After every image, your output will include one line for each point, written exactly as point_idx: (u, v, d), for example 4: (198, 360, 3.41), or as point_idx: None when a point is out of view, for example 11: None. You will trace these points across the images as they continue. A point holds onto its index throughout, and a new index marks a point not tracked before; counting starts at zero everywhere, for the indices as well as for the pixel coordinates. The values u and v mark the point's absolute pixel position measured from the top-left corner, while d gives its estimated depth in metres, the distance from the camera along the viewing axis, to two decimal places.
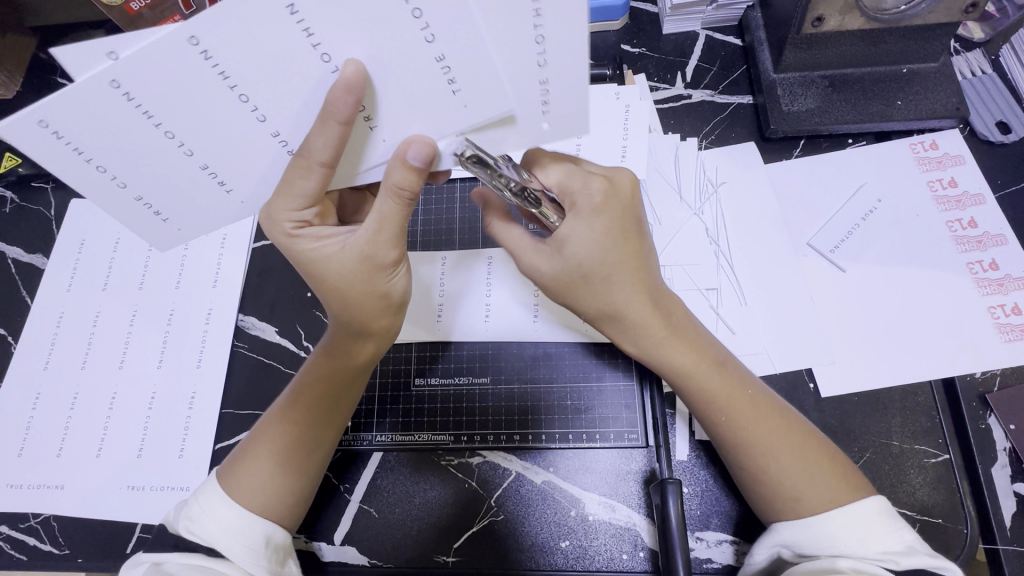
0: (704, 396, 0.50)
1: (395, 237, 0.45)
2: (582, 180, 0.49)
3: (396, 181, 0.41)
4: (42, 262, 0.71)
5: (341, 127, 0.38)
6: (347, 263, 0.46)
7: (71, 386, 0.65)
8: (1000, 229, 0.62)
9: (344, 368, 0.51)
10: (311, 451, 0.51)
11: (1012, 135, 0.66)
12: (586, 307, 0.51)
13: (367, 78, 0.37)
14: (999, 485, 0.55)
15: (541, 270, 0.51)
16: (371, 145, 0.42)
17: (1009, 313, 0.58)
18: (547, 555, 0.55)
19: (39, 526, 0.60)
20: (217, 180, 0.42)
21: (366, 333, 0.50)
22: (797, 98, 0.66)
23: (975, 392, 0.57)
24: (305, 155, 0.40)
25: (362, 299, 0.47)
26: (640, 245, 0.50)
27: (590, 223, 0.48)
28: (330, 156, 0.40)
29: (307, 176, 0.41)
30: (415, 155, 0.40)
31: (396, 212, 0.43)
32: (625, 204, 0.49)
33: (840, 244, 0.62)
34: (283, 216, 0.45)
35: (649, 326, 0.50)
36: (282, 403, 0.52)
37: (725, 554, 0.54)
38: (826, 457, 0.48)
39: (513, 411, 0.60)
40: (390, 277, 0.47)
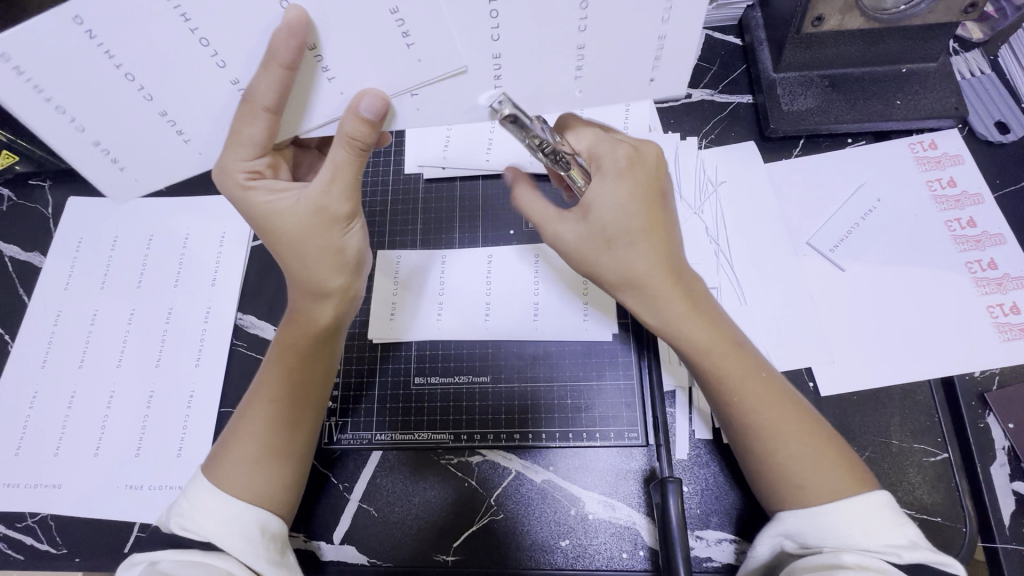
0: (719, 376, 0.50)
1: (349, 192, 0.47)
2: (608, 145, 0.51)
3: (349, 132, 0.43)
4: (39, 261, 0.70)
5: (283, 71, 0.39)
6: (301, 216, 0.47)
7: (68, 385, 0.64)
8: (999, 228, 0.62)
9: (306, 331, 0.53)
10: (291, 425, 0.51)
11: (1011, 135, 0.66)
12: (607, 277, 0.51)
13: (311, 25, 0.38)
14: (998, 484, 0.55)
15: (563, 236, 0.52)
16: (315, 90, 0.42)
17: (1008, 313, 0.59)
18: (547, 555, 0.55)
19: (35, 526, 0.60)
20: (176, 129, 0.44)
21: (320, 293, 0.51)
22: (797, 98, 0.66)
23: (973, 391, 0.57)
24: (249, 100, 0.41)
25: (316, 256, 0.48)
26: (665, 212, 0.51)
27: (615, 186, 0.49)
28: (272, 100, 0.40)
29: (252, 121, 0.42)
30: (368, 107, 0.42)
31: (348, 162, 0.45)
32: (649, 172, 0.50)
33: (840, 243, 0.63)
34: (234, 168, 0.45)
35: (667, 299, 0.50)
36: (266, 376, 0.53)
37: (725, 553, 0.54)
38: (820, 434, 0.48)
39: (513, 410, 0.60)
40: (344, 232, 0.48)
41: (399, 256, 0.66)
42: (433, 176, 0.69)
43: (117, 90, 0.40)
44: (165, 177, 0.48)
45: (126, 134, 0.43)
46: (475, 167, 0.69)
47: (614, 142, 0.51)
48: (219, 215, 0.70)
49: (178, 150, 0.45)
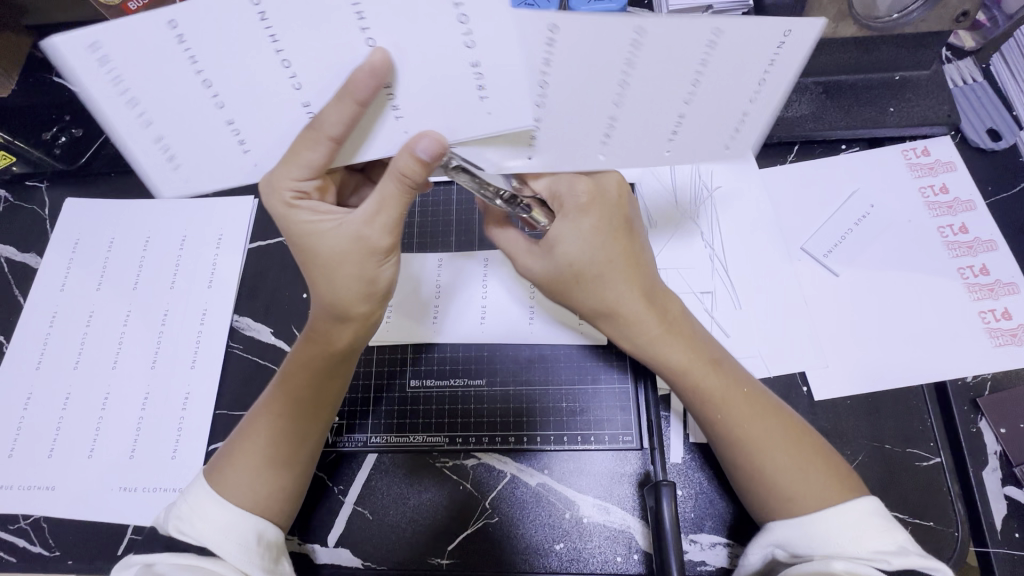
0: (703, 397, 0.50)
1: (391, 224, 0.45)
2: (568, 181, 0.50)
3: (402, 168, 0.42)
4: (35, 261, 0.70)
5: (355, 106, 0.38)
6: (342, 243, 0.46)
7: (63, 387, 0.64)
8: (990, 235, 0.62)
9: (326, 352, 0.50)
10: (299, 443, 0.51)
11: (1002, 142, 0.66)
12: (585, 307, 0.53)
13: (392, 66, 0.37)
14: (989, 488, 0.55)
15: (536, 271, 0.54)
16: (381, 124, 0.41)
17: (999, 318, 0.59)
18: (541, 558, 0.55)
19: (29, 527, 0.59)
20: (237, 138, 0.41)
21: (346, 319, 0.49)
22: (792, 104, 0.67)
23: (965, 395, 0.58)
24: (315, 127, 0.40)
25: (349, 282, 0.47)
26: (630, 241, 0.52)
27: (577, 223, 0.50)
28: (340, 129, 0.39)
29: (313, 147, 0.41)
30: (424, 149, 0.40)
31: (396, 195, 0.44)
32: (613, 203, 0.51)
33: (834, 248, 0.63)
34: (284, 184, 0.44)
35: (642, 324, 0.51)
36: (274, 389, 0.52)
37: (718, 556, 0.54)
38: (804, 443, 0.49)
39: (509, 414, 0.60)
40: (381, 264, 0.47)
41: None
42: (430, 178, 0.69)
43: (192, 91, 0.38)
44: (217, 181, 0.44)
45: (185, 131, 0.40)
46: None
47: (573, 176, 0.50)
48: (217, 218, 0.70)
49: (237, 159, 0.43)
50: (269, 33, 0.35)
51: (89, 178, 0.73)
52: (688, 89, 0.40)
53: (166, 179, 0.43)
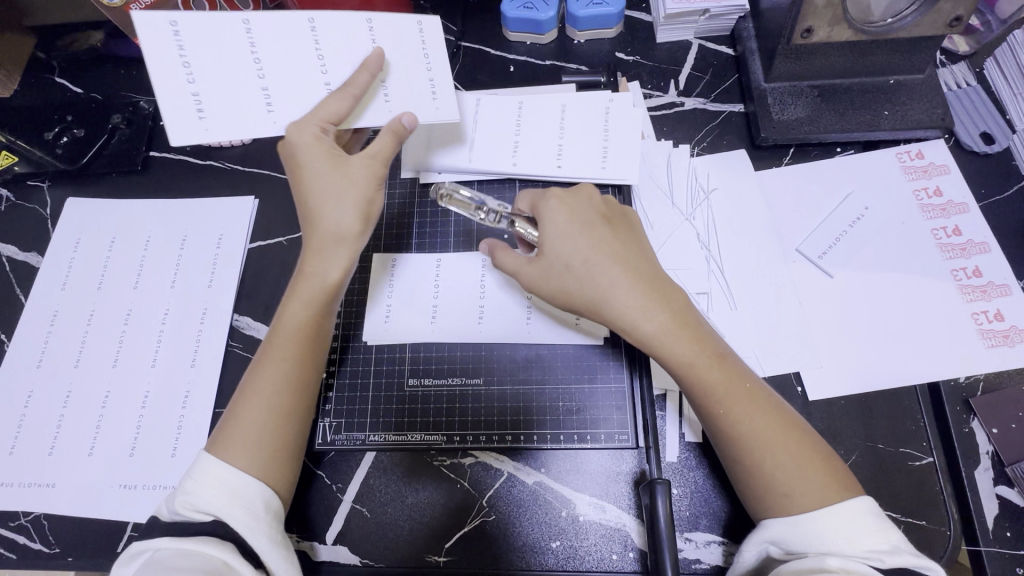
0: (705, 391, 0.50)
1: (388, 155, 0.53)
2: (542, 193, 0.58)
3: (403, 121, 0.54)
4: (36, 261, 0.71)
5: (369, 77, 0.52)
6: (345, 171, 0.52)
7: (64, 385, 0.65)
8: (983, 237, 0.63)
9: (319, 297, 0.53)
10: (298, 392, 0.51)
11: (995, 145, 0.67)
12: (580, 302, 0.53)
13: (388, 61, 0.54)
14: (982, 488, 0.56)
15: (532, 277, 0.55)
16: (377, 102, 0.55)
17: (991, 319, 0.60)
18: (537, 556, 0.56)
19: (29, 525, 0.60)
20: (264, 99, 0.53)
21: (341, 246, 0.53)
22: (787, 107, 0.67)
23: (958, 396, 0.58)
24: (346, 86, 0.52)
25: (349, 202, 0.52)
26: (615, 232, 0.55)
27: (561, 223, 0.55)
28: (360, 89, 0.52)
29: (342, 100, 0.52)
30: (415, 118, 0.54)
31: (391, 148, 0.54)
32: (586, 205, 0.57)
33: (829, 250, 0.64)
34: (310, 123, 0.51)
35: (644, 311, 0.51)
36: (270, 345, 0.53)
37: (713, 555, 0.54)
38: (803, 440, 0.49)
39: (506, 412, 0.61)
40: (375, 200, 0.53)
41: (394, 257, 0.67)
42: (428, 180, 0.70)
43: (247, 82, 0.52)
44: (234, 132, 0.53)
45: (224, 93, 0.52)
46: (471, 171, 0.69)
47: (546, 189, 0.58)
48: (217, 218, 0.71)
49: (261, 121, 0.53)
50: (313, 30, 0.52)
51: (90, 178, 0.74)
52: None
53: (188, 129, 0.52)
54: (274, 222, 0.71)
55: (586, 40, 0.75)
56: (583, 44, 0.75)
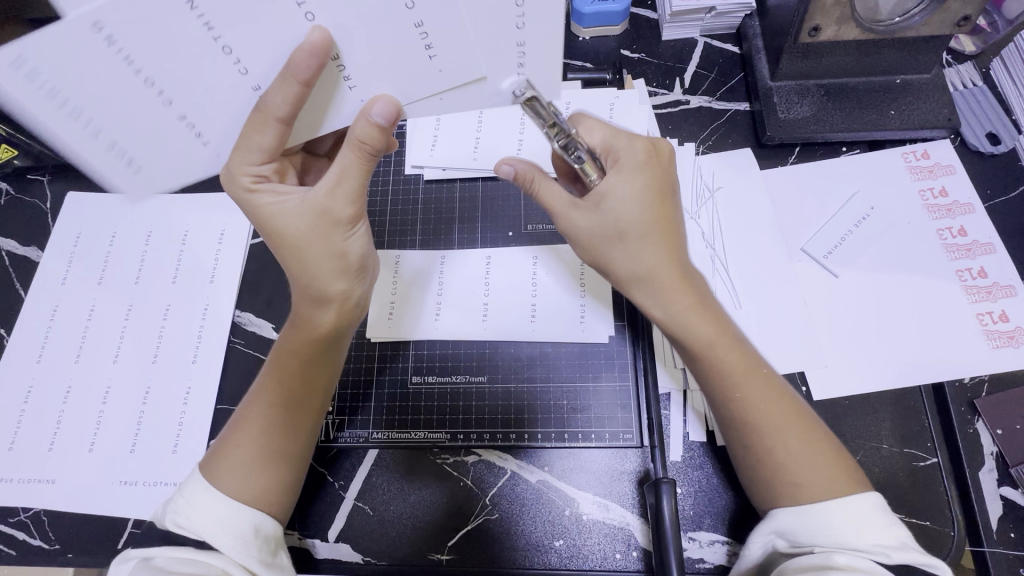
0: (723, 372, 0.50)
1: (354, 193, 0.46)
2: (626, 142, 0.52)
3: (359, 136, 0.43)
4: (36, 255, 0.70)
5: (299, 86, 0.39)
6: (304, 219, 0.47)
7: (64, 380, 0.64)
8: (989, 238, 0.63)
9: (311, 336, 0.52)
10: (287, 421, 0.51)
11: (1001, 146, 0.67)
12: (617, 267, 0.51)
13: (333, 44, 0.39)
14: (986, 489, 0.56)
15: (577, 224, 0.52)
16: (338, 100, 0.43)
17: (996, 320, 0.60)
18: (540, 555, 0.55)
19: (29, 521, 0.59)
20: (193, 133, 0.43)
21: (323, 299, 0.50)
22: (794, 106, 0.67)
23: (963, 397, 0.58)
24: (261, 109, 0.41)
25: (320, 262, 0.48)
26: (670, 210, 0.52)
27: (630, 179, 0.50)
28: (285, 111, 0.41)
29: (263, 130, 0.42)
30: (380, 112, 0.42)
31: (353, 167, 0.45)
32: (659, 168, 0.52)
33: (834, 249, 0.63)
34: (243, 170, 0.46)
35: (674, 293, 0.51)
36: (266, 372, 0.53)
37: (717, 554, 0.54)
38: (816, 436, 0.49)
39: (510, 411, 0.60)
40: (347, 235, 0.48)
41: (397, 254, 0.66)
42: (433, 176, 0.70)
43: (151, 110, 0.41)
44: (183, 177, 0.46)
45: (145, 136, 0.42)
46: (475, 168, 0.69)
47: (630, 137, 0.53)
48: (218, 212, 0.70)
49: (195, 151, 0.44)
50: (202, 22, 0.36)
51: None
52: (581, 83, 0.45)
53: (131, 183, 0.45)
54: None
55: (591, 36, 0.75)
56: (589, 40, 0.75)
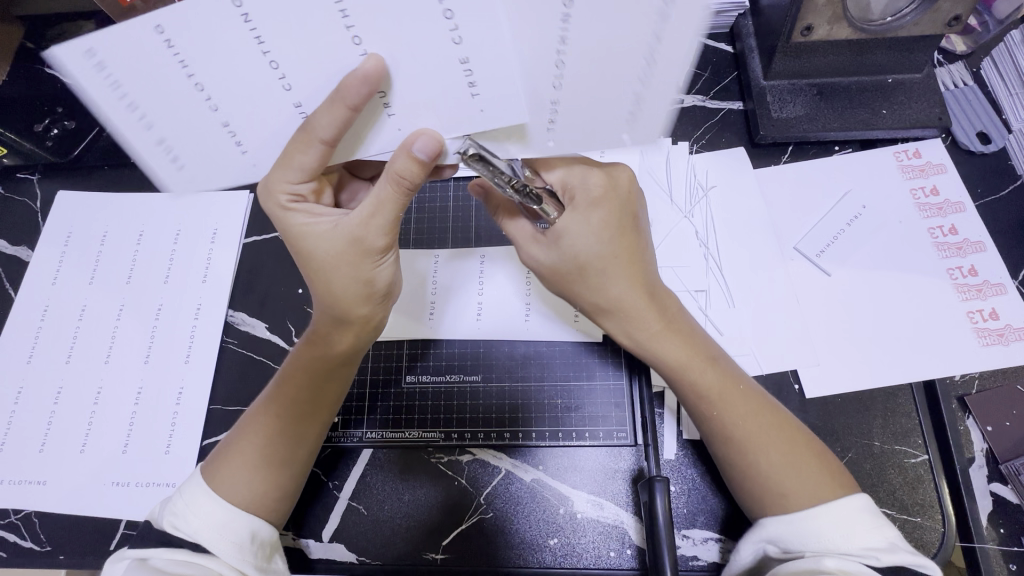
0: (698, 390, 0.51)
1: (387, 223, 0.45)
2: (582, 174, 0.52)
3: (398, 169, 0.42)
4: (27, 255, 0.70)
5: (347, 112, 0.38)
6: (336, 243, 0.46)
7: (55, 381, 0.64)
8: (979, 237, 0.63)
9: (329, 360, 0.51)
10: (296, 442, 0.51)
11: (992, 144, 0.68)
12: (582, 299, 0.53)
13: (386, 73, 0.38)
14: (976, 485, 0.56)
15: (540, 260, 0.54)
16: (377, 127, 0.42)
17: (987, 318, 0.60)
18: (535, 553, 0.56)
19: (20, 522, 0.59)
20: (234, 140, 0.42)
21: (345, 321, 0.49)
22: (786, 105, 0.67)
23: (953, 394, 0.59)
24: (306, 129, 0.41)
25: (346, 287, 0.47)
26: (637, 236, 0.53)
27: (587, 217, 0.51)
28: (330, 133, 0.40)
29: (306, 150, 0.42)
30: (421, 147, 0.41)
31: (392, 198, 0.44)
32: (620, 198, 0.52)
33: (827, 247, 0.64)
34: (279, 187, 0.45)
35: (642, 319, 0.52)
36: (268, 395, 0.52)
37: (711, 552, 0.55)
38: (797, 439, 0.49)
39: (504, 410, 0.60)
40: (377, 263, 0.47)
41: None
42: None
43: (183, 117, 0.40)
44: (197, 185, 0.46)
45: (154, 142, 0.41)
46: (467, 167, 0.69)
47: (587, 169, 0.52)
48: (211, 212, 0.70)
49: (232, 161, 0.43)
50: (245, 20, 0.34)
51: (82, 171, 0.73)
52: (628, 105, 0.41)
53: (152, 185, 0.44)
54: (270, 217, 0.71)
55: None
56: None
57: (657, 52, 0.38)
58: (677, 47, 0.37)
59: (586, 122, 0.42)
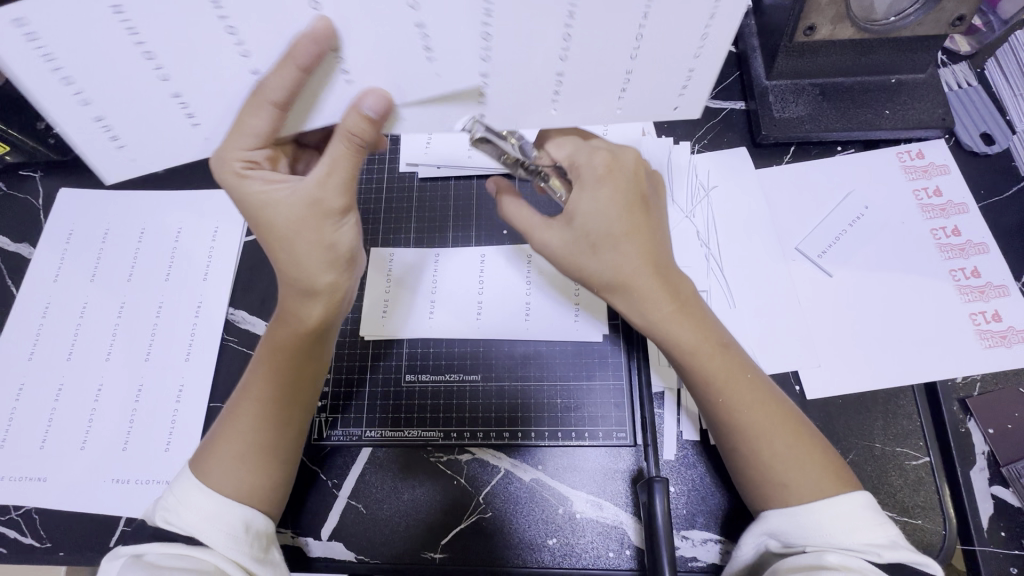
0: (705, 375, 0.50)
1: (345, 183, 0.45)
2: (587, 153, 0.52)
3: (348, 128, 0.42)
4: (29, 252, 0.70)
5: (298, 73, 0.39)
6: (294, 209, 0.45)
7: (56, 377, 0.64)
8: (982, 238, 0.63)
9: (297, 332, 0.50)
10: (278, 424, 0.51)
11: (995, 146, 0.67)
12: (594, 279, 0.51)
13: (335, 35, 0.39)
14: (978, 488, 0.56)
15: (550, 241, 0.52)
16: (328, 91, 0.42)
17: (989, 320, 0.60)
18: (534, 553, 0.55)
19: (20, 519, 0.59)
20: (186, 112, 0.43)
21: (308, 290, 0.48)
22: (789, 105, 0.67)
23: (955, 396, 0.58)
24: (259, 92, 0.40)
25: (309, 255, 0.46)
26: (647, 216, 0.51)
27: (595, 193, 0.50)
28: (282, 95, 0.40)
29: (259, 114, 0.41)
30: (371, 106, 0.41)
31: (344, 158, 0.44)
32: (627, 177, 0.51)
33: (828, 249, 0.64)
34: (233, 155, 0.44)
35: (654, 301, 0.50)
36: (254, 375, 0.51)
37: (710, 553, 0.54)
38: (800, 429, 0.49)
39: (503, 409, 0.60)
40: (337, 227, 0.46)
41: (391, 251, 0.66)
42: (428, 174, 0.70)
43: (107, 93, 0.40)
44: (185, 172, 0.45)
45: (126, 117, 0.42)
46: (469, 166, 0.69)
47: (593, 149, 0.52)
48: (212, 210, 0.70)
49: (183, 132, 0.44)
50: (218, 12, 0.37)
51: (85, 168, 0.73)
52: (683, 78, 0.45)
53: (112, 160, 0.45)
54: None
55: None
56: None
57: (710, 25, 0.41)
58: (728, 15, 0.40)
59: (649, 98, 0.46)
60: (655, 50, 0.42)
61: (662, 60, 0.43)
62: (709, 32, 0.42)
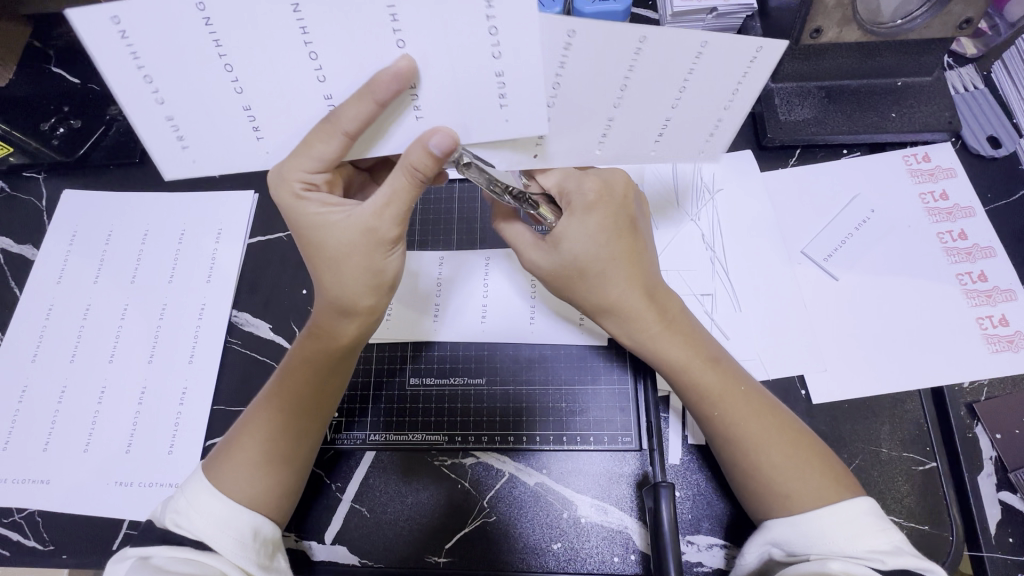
0: (699, 391, 0.50)
1: (401, 214, 0.45)
2: (576, 179, 0.52)
3: (412, 161, 0.41)
4: (33, 253, 0.70)
5: (375, 106, 0.38)
6: (349, 234, 0.46)
7: (59, 379, 0.64)
8: (989, 242, 0.63)
9: (331, 350, 0.50)
10: (296, 438, 0.50)
11: (1002, 149, 0.67)
12: (583, 301, 0.53)
13: (416, 73, 0.38)
14: (985, 493, 0.56)
15: (539, 264, 0.53)
16: (398, 124, 0.42)
17: (996, 325, 0.60)
18: (539, 557, 0.55)
19: (23, 521, 0.59)
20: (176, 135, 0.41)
21: (349, 311, 0.49)
22: (794, 108, 0.67)
23: (962, 401, 0.58)
24: (332, 120, 0.40)
25: (355, 276, 0.47)
26: (635, 238, 0.52)
27: (584, 221, 0.50)
28: (356, 126, 0.40)
29: (328, 141, 0.41)
30: (437, 144, 0.40)
31: (405, 189, 0.44)
32: (618, 202, 0.52)
33: (834, 252, 0.63)
34: (294, 176, 0.44)
35: (644, 319, 0.52)
36: (270, 388, 0.52)
37: (715, 558, 0.54)
38: (799, 442, 0.49)
39: (508, 413, 0.60)
40: (388, 253, 0.47)
41: None
42: None
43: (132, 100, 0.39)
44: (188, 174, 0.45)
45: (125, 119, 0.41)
46: None
47: (581, 174, 0.52)
48: (216, 212, 0.70)
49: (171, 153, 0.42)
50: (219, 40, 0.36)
51: (89, 169, 0.73)
52: (716, 123, 0.45)
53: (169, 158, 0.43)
54: (275, 217, 0.71)
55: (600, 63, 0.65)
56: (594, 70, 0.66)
57: (754, 75, 0.41)
58: (772, 67, 0.41)
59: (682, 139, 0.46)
60: (697, 92, 0.42)
61: (700, 103, 0.43)
62: (754, 75, 0.42)
